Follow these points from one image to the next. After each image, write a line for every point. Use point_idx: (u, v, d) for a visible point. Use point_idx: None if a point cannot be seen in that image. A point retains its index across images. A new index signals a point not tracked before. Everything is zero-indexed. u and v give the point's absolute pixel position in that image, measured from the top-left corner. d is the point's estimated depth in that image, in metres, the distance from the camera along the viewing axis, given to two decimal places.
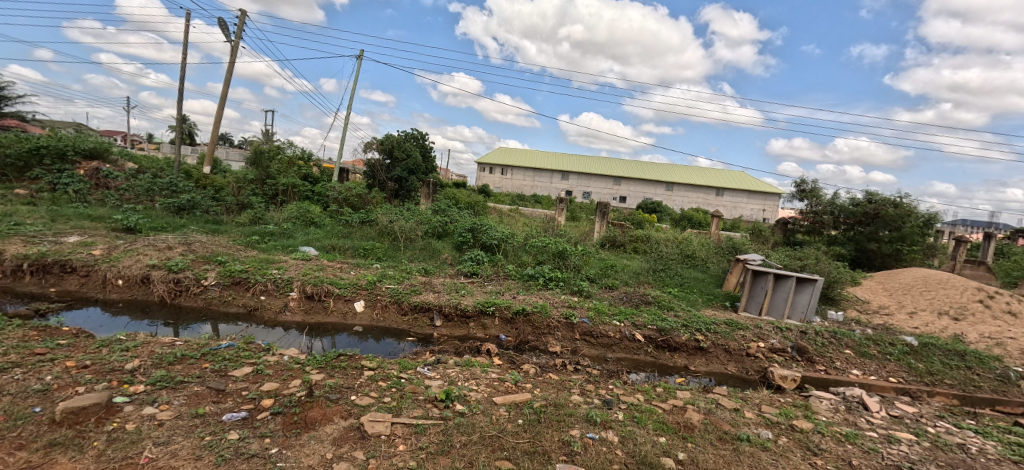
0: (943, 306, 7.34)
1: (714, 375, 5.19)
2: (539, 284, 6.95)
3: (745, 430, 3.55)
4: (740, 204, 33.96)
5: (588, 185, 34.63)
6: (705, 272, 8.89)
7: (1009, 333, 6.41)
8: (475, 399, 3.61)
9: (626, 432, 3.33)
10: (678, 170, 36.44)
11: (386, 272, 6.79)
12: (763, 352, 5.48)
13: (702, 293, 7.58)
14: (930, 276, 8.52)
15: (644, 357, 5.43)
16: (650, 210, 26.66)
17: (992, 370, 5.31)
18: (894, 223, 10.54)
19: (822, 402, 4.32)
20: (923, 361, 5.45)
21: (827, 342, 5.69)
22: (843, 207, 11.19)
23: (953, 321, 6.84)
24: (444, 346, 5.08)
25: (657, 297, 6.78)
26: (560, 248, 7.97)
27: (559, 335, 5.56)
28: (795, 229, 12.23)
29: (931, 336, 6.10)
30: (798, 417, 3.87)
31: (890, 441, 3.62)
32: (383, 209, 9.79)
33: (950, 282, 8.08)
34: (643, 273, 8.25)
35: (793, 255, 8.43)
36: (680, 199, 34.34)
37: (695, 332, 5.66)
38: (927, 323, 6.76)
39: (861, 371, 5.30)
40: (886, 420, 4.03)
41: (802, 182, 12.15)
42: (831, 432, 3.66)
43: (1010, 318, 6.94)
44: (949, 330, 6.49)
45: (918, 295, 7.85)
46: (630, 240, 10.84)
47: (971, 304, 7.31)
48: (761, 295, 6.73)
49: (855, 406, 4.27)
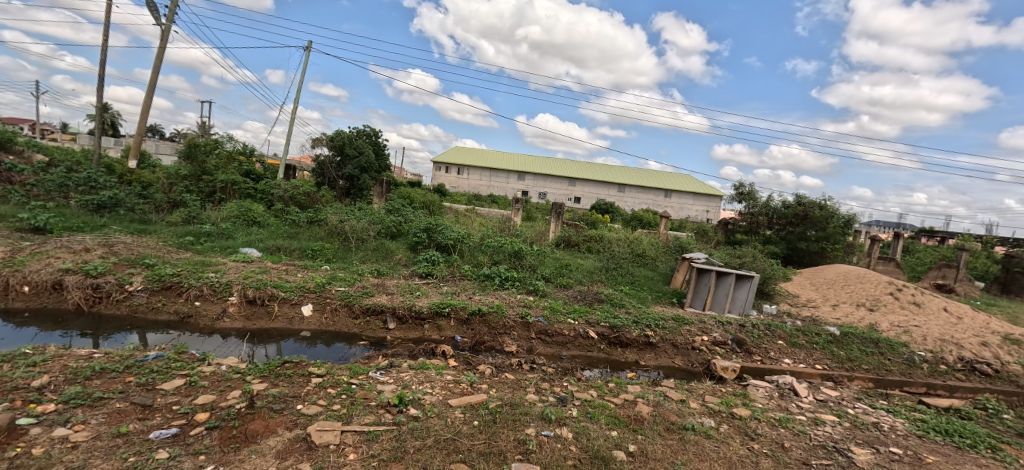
0: (860, 299, 8.09)
1: (662, 369, 5.41)
2: (495, 284, 6.95)
3: (690, 420, 3.73)
4: (686, 206, 35.68)
5: (543, 185, 35.09)
6: (653, 270, 9.27)
7: (914, 321, 7.16)
8: (430, 402, 3.54)
9: (579, 428, 3.40)
10: (629, 172, 37.74)
11: (335, 273, 6.52)
12: (706, 345, 5.79)
13: (651, 291, 7.89)
14: (850, 271, 9.35)
15: (598, 354, 5.57)
16: (604, 211, 27.31)
17: (900, 354, 5.91)
18: (820, 223, 11.49)
19: (759, 390, 4.63)
20: (844, 349, 5.97)
21: (763, 334, 6.10)
22: (776, 209, 12.10)
23: (869, 312, 7.56)
24: (397, 349, 4.96)
25: (610, 295, 6.97)
26: (515, 248, 8.00)
27: (515, 335, 5.59)
28: (735, 229, 12.92)
29: (851, 326, 6.71)
30: (738, 405, 4.12)
31: (817, 423, 3.94)
32: (332, 208, 9.39)
33: (866, 277, 8.91)
34: (596, 272, 8.47)
35: (733, 254, 8.96)
36: (631, 200, 35.55)
37: (645, 328, 5.87)
38: (847, 314, 7.42)
39: (792, 359, 5.72)
40: (813, 404, 4.37)
41: (740, 185, 12.95)
42: (766, 417, 3.93)
43: (915, 308, 7.75)
44: (865, 320, 7.16)
45: (840, 289, 8.60)
46: (584, 239, 11.07)
47: (883, 296, 8.10)
48: (705, 291, 7.10)
49: (787, 393, 4.60)
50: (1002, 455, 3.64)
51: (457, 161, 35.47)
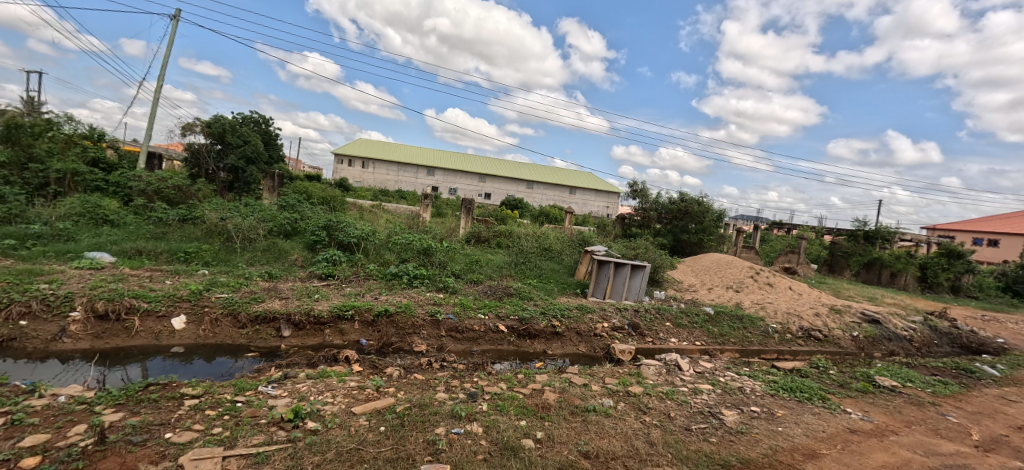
0: (730, 282, 9.32)
1: (568, 357, 5.68)
2: (403, 283, 6.72)
3: (591, 401, 3.98)
4: (589, 202, 37.94)
5: (453, 181, 34.75)
6: (559, 263, 9.70)
7: (769, 299, 8.46)
8: (331, 412, 3.31)
9: (489, 422, 3.43)
10: (537, 169, 39.04)
11: (216, 278, 5.78)
12: (606, 331, 6.22)
13: (557, 283, 8.25)
14: (722, 259, 10.71)
15: (507, 346, 5.68)
16: (513, 207, 27.93)
17: (759, 327, 6.94)
18: (699, 217, 13.00)
19: (650, 367, 5.10)
20: (717, 326, 6.83)
21: (654, 317, 6.72)
22: (663, 204, 13.41)
23: (736, 293, 8.75)
24: (293, 358, 4.55)
25: (518, 288, 7.15)
26: (424, 245, 7.82)
27: (425, 333, 5.47)
28: (630, 223, 14.04)
29: (723, 306, 7.70)
30: (632, 383, 4.49)
31: (696, 392, 4.46)
32: (211, 204, 8.29)
33: (734, 263, 10.30)
34: (506, 266, 8.62)
35: (629, 246, 9.74)
36: (539, 196, 36.79)
37: (551, 319, 6.13)
38: (720, 296, 8.50)
39: (678, 338, 6.40)
40: (694, 376, 4.94)
41: (634, 183, 14.11)
42: (656, 392, 4.34)
43: (770, 288, 9.15)
44: (734, 300, 8.27)
45: (715, 275, 9.81)
46: (494, 235, 11.19)
47: (747, 279, 9.43)
48: (605, 281, 7.62)
49: (673, 368, 5.13)
50: (829, 404, 4.46)
51: (361, 153, 33.59)
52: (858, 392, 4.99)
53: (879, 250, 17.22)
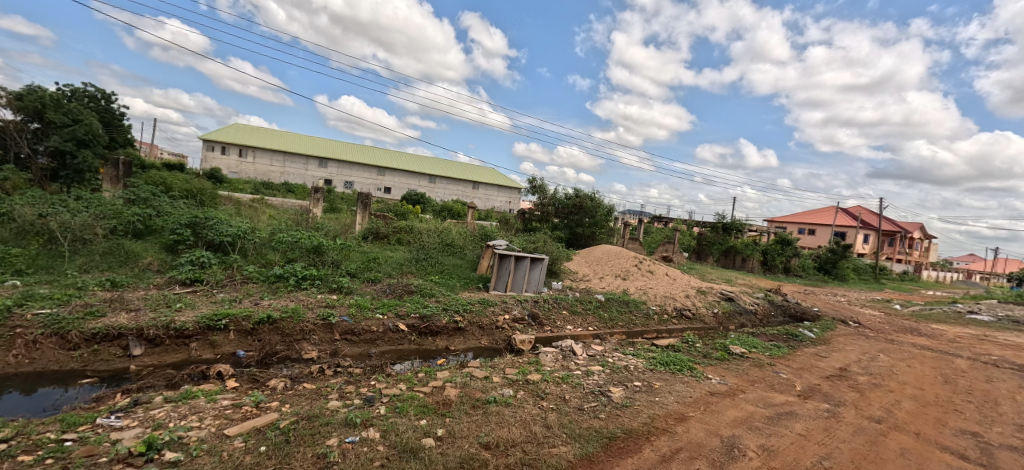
0: (618, 271, 10.18)
1: (470, 351, 5.70)
2: (290, 285, 6.14)
3: (492, 393, 4.05)
4: (491, 197, 38.44)
5: (349, 174, 32.64)
6: (462, 258, 9.68)
7: (650, 284, 9.42)
8: (197, 438, 2.90)
9: (387, 425, 3.30)
10: (439, 163, 38.42)
11: (35, 291, 4.68)
12: (508, 323, 6.37)
13: (460, 278, 8.22)
14: (611, 250, 11.64)
15: (408, 346, 5.51)
16: (415, 202, 27.17)
17: (641, 311, 7.70)
18: (591, 212, 14.00)
19: (548, 355, 5.35)
20: (608, 311, 7.42)
21: (551, 307, 7.06)
22: (560, 200, 14.14)
23: (623, 280, 9.58)
24: (149, 380, 3.89)
25: (419, 285, 6.97)
26: (314, 243, 7.22)
27: (316, 339, 5.06)
28: (530, 218, 14.55)
29: (612, 293, 8.38)
30: (532, 372, 4.67)
31: (589, 374, 4.79)
32: (27, 198, 6.68)
33: (621, 253, 11.26)
34: (406, 263, 8.35)
35: (529, 240, 10.07)
36: (441, 191, 36.27)
37: (453, 314, 6.09)
38: (610, 284, 9.24)
39: (573, 325, 6.81)
40: (587, 359, 5.30)
41: (533, 179, 14.63)
42: (553, 377, 4.57)
43: (651, 275, 10.20)
44: (621, 287, 9.04)
45: (605, 265, 10.60)
46: (393, 231, 10.76)
47: (632, 267, 10.39)
48: (506, 274, 7.79)
49: (568, 353, 5.45)
50: (696, 373, 5.12)
51: (238, 141, 29.84)
52: (718, 360, 5.80)
53: (735, 239, 20.20)
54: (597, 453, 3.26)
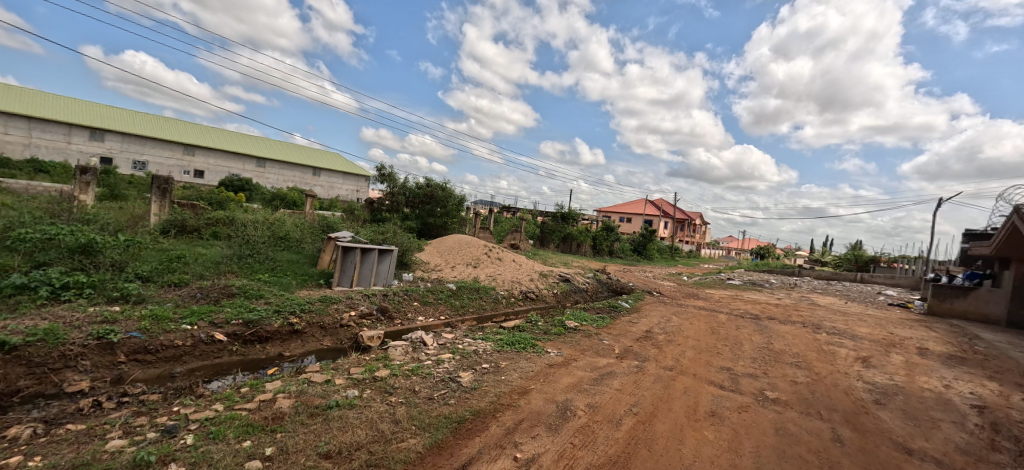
0: (469, 259, 10.45)
1: (310, 354, 5.20)
2: (44, 299, 4.67)
3: (334, 397, 3.77)
4: (335, 185, 35.30)
5: (142, 151, 26.17)
6: (298, 253, 8.70)
7: (499, 271, 9.94)
8: None
9: (197, 457, 2.80)
10: (270, 144, 33.61)
11: None
12: (353, 320, 5.98)
13: (296, 275, 7.38)
14: (462, 239, 11.86)
15: (229, 358, 4.74)
16: (238, 189, 23.28)
17: (490, 296, 8.09)
18: (443, 202, 14.06)
19: (397, 349, 5.22)
20: (459, 299, 7.57)
21: (402, 299, 6.88)
22: (410, 189, 13.83)
23: (474, 268, 9.89)
24: None
25: (243, 286, 6.04)
26: (85, 241, 5.62)
27: (89, 365, 3.98)
28: (379, 207, 13.86)
29: (463, 281, 8.58)
30: (379, 368, 4.49)
31: (439, 363, 4.83)
32: None
33: (472, 242, 11.59)
34: (226, 261, 7.14)
35: (377, 231, 9.58)
36: (273, 177, 31.81)
37: (288, 316, 5.45)
38: (461, 272, 9.42)
39: (424, 316, 6.76)
40: (437, 348, 5.34)
41: (381, 167, 13.95)
42: (403, 371, 4.47)
43: (499, 262, 10.75)
44: (472, 275, 9.32)
45: (456, 254, 10.76)
46: (206, 223, 9.03)
47: (482, 255, 10.79)
48: (351, 268, 7.29)
49: (419, 345, 5.40)
50: (537, 349, 5.62)
51: None
52: (556, 335, 6.47)
53: (571, 226, 22.62)
54: (446, 438, 3.32)
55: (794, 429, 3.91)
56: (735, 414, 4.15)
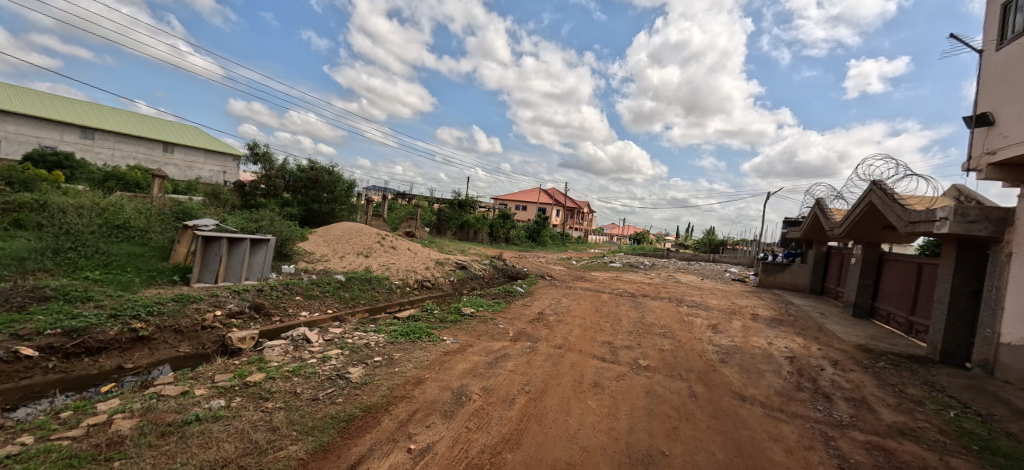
0: (359, 248, 9.85)
1: (162, 363, 4.45)
2: None
3: (193, 411, 3.29)
4: (194, 164, 30.39)
5: None
6: (144, 244, 7.35)
7: (393, 260, 9.56)
8: None
9: None
10: (101, 112, 27.62)
11: None
12: (219, 320, 5.26)
13: (141, 270, 6.23)
14: (351, 227, 11.13)
15: (43, 377, 3.84)
16: (54, 166, 18.73)
17: (384, 286, 7.76)
18: (329, 187, 13.06)
19: (275, 349, 4.73)
20: (348, 291, 7.12)
21: (280, 293, 6.23)
22: (291, 172, 12.55)
23: (365, 258, 9.36)
24: None
25: (64, 286, 4.91)
26: None
27: None
28: (252, 192, 12.32)
29: (353, 271, 8.09)
30: (251, 373, 4.03)
31: (324, 360, 4.49)
32: None
33: (362, 230, 10.95)
34: (37, 256, 5.73)
35: (248, 218, 8.50)
36: (106, 151, 26.19)
37: (130, 321, 4.59)
38: (351, 262, 8.84)
39: (308, 311, 6.23)
40: (322, 345, 4.96)
41: (254, 146, 12.40)
42: (281, 373, 4.07)
43: (393, 250, 10.33)
44: (363, 264, 8.81)
45: (345, 243, 10.06)
46: (4, 209, 7.12)
47: (374, 244, 10.25)
48: (215, 261, 6.39)
49: (301, 343, 4.97)
50: (433, 337, 5.55)
51: None
52: (452, 323, 6.46)
53: (468, 214, 22.68)
54: (333, 440, 3.12)
55: (661, 391, 4.45)
56: (614, 383, 4.58)
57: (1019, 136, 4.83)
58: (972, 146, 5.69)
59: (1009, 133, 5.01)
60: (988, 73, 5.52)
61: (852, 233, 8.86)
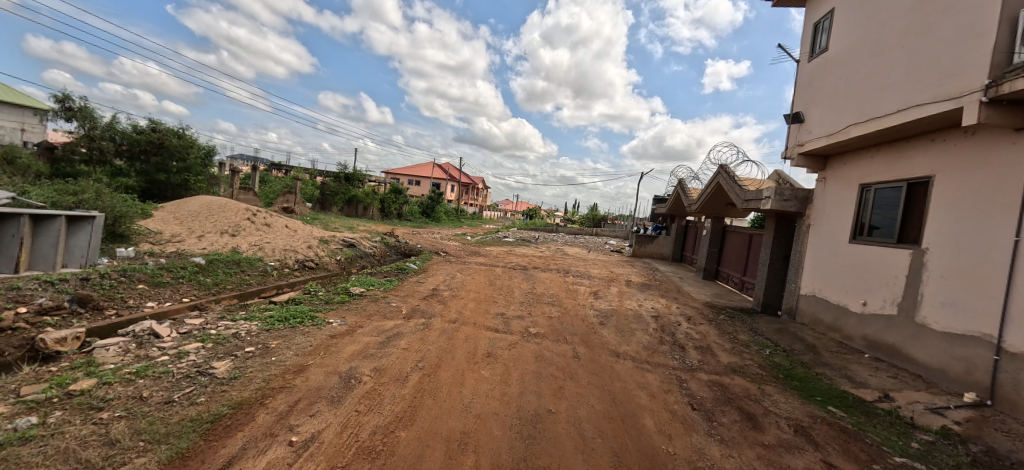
0: (223, 226, 8.59)
1: None
2: None
3: None
4: None
5: None
6: None
7: (266, 238, 8.56)
8: None
9: None
10: None
11: None
12: (25, 319, 4.21)
13: None
14: (212, 202, 9.64)
15: None
16: None
17: (256, 268, 6.93)
18: (179, 153, 11.14)
19: (110, 349, 3.95)
20: (210, 275, 6.21)
21: (115, 282, 5.19)
22: (123, 133, 10.35)
23: (231, 237, 8.21)
24: None
25: None
26: None
27: None
28: (68, 157, 9.91)
29: (216, 253, 7.06)
30: (77, 380, 3.32)
31: (180, 356, 3.89)
32: None
33: (227, 206, 9.57)
34: None
35: (63, 190, 6.84)
36: None
37: None
38: (212, 242, 7.66)
39: (156, 300, 5.29)
40: (177, 340, 4.29)
41: (66, 98, 9.90)
42: (120, 376, 3.43)
43: (266, 228, 9.24)
44: (229, 244, 7.71)
45: (204, 220, 8.69)
46: None
47: (242, 221, 9.04)
48: (14, 245, 5.07)
49: (147, 339, 4.22)
50: (317, 321, 5.16)
51: None
52: (339, 304, 6.07)
53: (356, 188, 21.24)
54: (195, 444, 2.75)
55: (548, 355, 4.77)
56: (506, 352, 4.77)
57: (821, 131, 6.03)
58: (789, 138, 6.95)
59: (814, 129, 6.23)
60: (802, 79, 6.76)
61: (705, 209, 10.32)
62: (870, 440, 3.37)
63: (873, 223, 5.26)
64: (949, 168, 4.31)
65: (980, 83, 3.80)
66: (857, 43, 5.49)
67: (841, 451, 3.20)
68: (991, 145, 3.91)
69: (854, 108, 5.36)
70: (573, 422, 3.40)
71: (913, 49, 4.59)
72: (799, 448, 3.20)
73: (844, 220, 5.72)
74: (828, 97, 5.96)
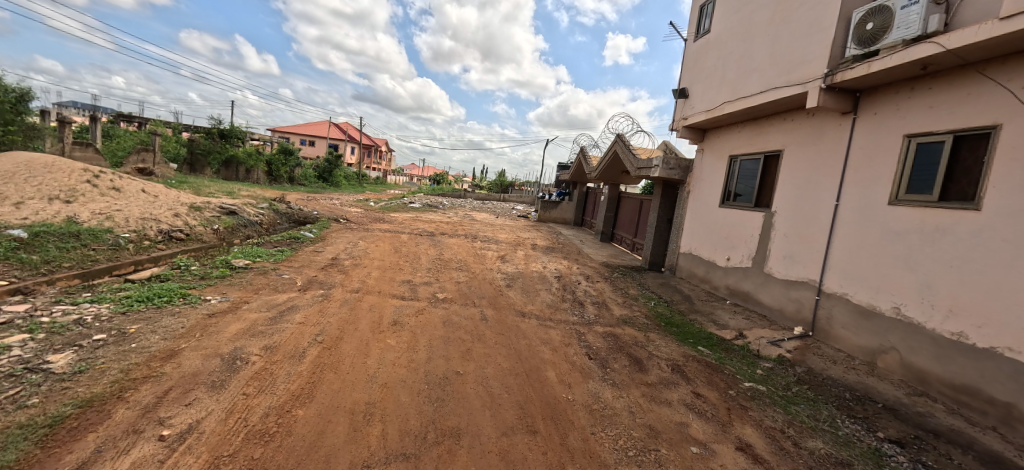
0: (52, 191, 6.98)
1: None
2: None
3: None
4: None
5: None
6: None
7: (115, 205, 7.16)
8: None
9: None
10: None
11: None
12: None
13: None
14: (32, 161, 7.73)
15: None
16: None
17: (104, 241, 5.80)
18: None
19: None
20: (36, 252, 5.05)
21: None
22: None
23: (65, 204, 6.72)
24: None
25: None
26: None
27: None
28: None
29: (43, 224, 5.74)
30: None
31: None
32: None
33: (54, 166, 7.77)
34: None
35: None
36: None
37: None
38: (37, 211, 6.20)
39: None
40: None
41: None
42: None
43: (115, 194, 7.74)
44: (62, 213, 6.31)
45: (22, 182, 6.96)
46: None
47: (78, 185, 7.44)
48: None
49: None
50: (190, 299, 4.54)
51: None
52: (218, 279, 5.38)
53: (234, 147, 18.68)
54: (29, 454, 2.30)
55: (455, 319, 4.79)
56: (413, 319, 4.68)
57: (701, 107, 6.66)
58: (675, 112, 7.57)
59: (696, 105, 6.85)
60: (688, 57, 7.33)
61: (603, 176, 10.97)
62: (728, 371, 3.99)
63: (737, 191, 6.03)
64: (795, 143, 5.06)
65: (820, 71, 4.45)
66: (732, 27, 6.07)
67: (706, 382, 3.74)
68: (826, 123, 4.65)
69: (727, 87, 5.97)
70: (480, 381, 3.49)
71: (774, 36, 5.19)
72: (675, 383, 3.68)
73: (716, 187, 6.48)
74: (708, 76, 6.56)
